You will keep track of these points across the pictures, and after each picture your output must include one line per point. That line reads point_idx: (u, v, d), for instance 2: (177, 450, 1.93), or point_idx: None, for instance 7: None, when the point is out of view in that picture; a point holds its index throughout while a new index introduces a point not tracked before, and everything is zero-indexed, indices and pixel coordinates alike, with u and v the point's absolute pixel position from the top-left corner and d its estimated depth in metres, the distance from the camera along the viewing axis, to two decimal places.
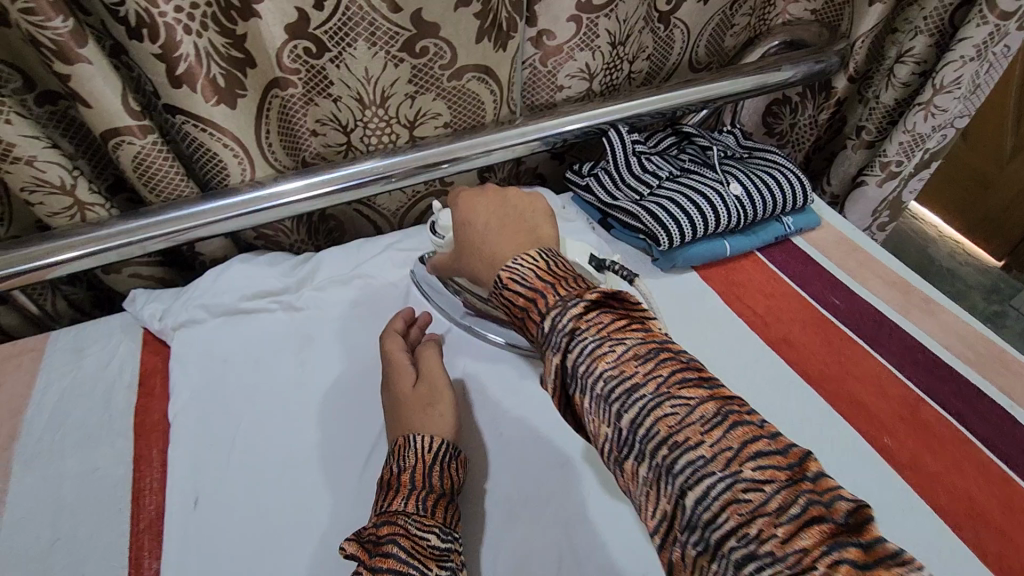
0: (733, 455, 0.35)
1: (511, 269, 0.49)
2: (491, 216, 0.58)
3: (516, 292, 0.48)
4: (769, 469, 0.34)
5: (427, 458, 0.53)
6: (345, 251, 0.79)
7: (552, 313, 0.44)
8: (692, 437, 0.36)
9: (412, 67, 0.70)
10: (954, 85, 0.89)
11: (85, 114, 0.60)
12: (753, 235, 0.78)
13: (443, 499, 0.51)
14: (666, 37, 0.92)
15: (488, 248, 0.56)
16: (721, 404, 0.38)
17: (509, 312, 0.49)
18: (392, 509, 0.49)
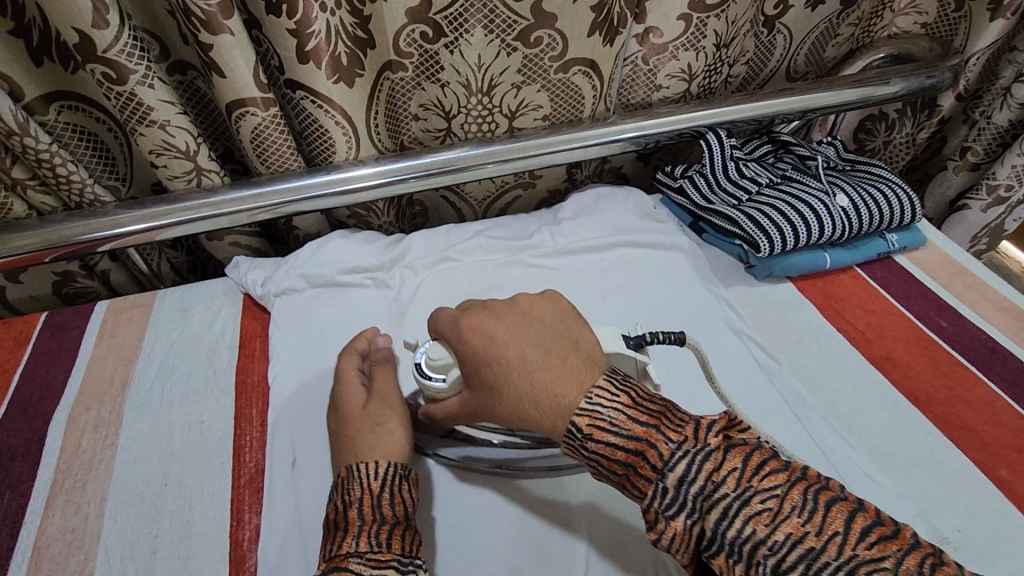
0: (843, 539, 0.34)
1: (591, 410, 0.42)
2: (521, 344, 0.48)
3: (609, 444, 0.41)
4: (772, 473, 0.38)
5: (374, 485, 0.49)
6: (436, 234, 0.80)
7: (678, 468, 0.39)
8: (726, 480, 0.38)
9: (523, 57, 0.71)
10: None
11: (217, 84, 0.63)
12: (855, 250, 0.75)
13: (398, 526, 0.47)
14: (768, 42, 0.90)
15: (532, 382, 0.46)
16: (804, 485, 0.37)
17: (600, 467, 0.43)
18: (342, 553, 0.44)
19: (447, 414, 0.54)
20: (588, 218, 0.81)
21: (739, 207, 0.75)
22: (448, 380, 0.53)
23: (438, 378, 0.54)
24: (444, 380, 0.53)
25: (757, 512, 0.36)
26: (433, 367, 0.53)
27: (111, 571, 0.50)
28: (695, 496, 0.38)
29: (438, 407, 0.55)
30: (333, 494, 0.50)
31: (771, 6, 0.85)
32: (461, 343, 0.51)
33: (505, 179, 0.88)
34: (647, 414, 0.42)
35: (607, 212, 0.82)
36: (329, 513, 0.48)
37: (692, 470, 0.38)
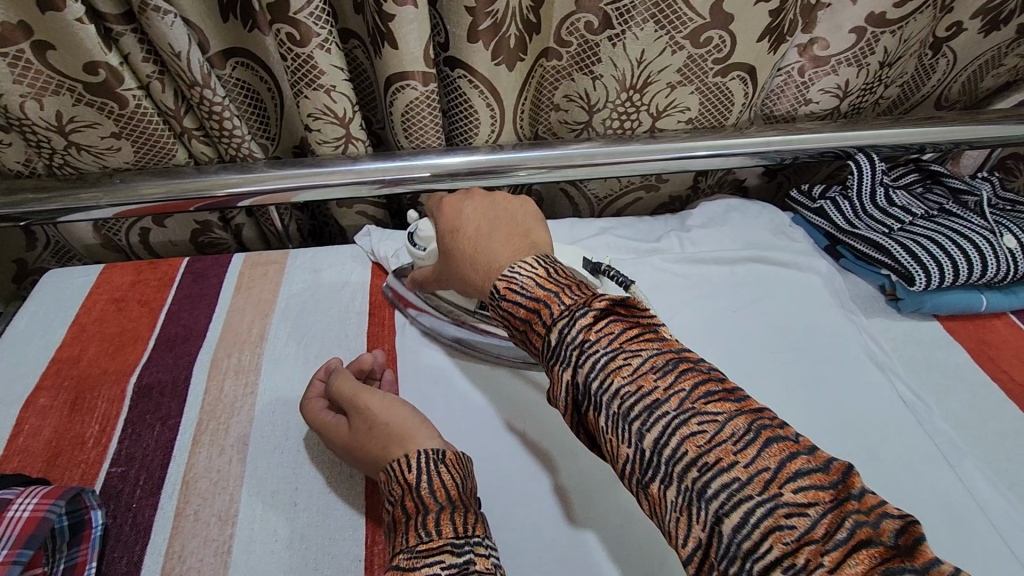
0: (685, 397, 0.38)
1: (509, 277, 0.47)
2: (480, 221, 0.54)
3: (516, 303, 0.46)
4: (811, 491, 0.34)
5: (413, 480, 0.46)
6: (561, 226, 0.80)
7: (563, 325, 0.42)
8: (724, 458, 0.35)
9: (688, 56, 0.69)
10: None
11: (387, 55, 0.64)
12: (1015, 296, 0.69)
13: (447, 510, 0.44)
14: (929, 66, 0.85)
15: (477, 249, 0.52)
16: (752, 418, 0.37)
17: (511, 325, 0.47)
18: (396, 552, 0.43)
19: (424, 278, 0.63)
20: (719, 229, 0.78)
21: (889, 235, 0.71)
22: (426, 250, 0.63)
23: (421, 247, 0.64)
24: (425, 249, 0.63)
25: (778, 527, 0.33)
26: (420, 237, 0.64)
27: (254, 516, 0.51)
28: (700, 469, 0.36)
29: (420, 271, 0.64)
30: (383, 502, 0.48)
31: (943, 29, 0.80)
32: (440, 220, 0.56)
33: (632, 179, 0.86)
34: (556, 284, 0.45)
35: (738, 223, 0.79)
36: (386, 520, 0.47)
37: (673, 430, 0.37)
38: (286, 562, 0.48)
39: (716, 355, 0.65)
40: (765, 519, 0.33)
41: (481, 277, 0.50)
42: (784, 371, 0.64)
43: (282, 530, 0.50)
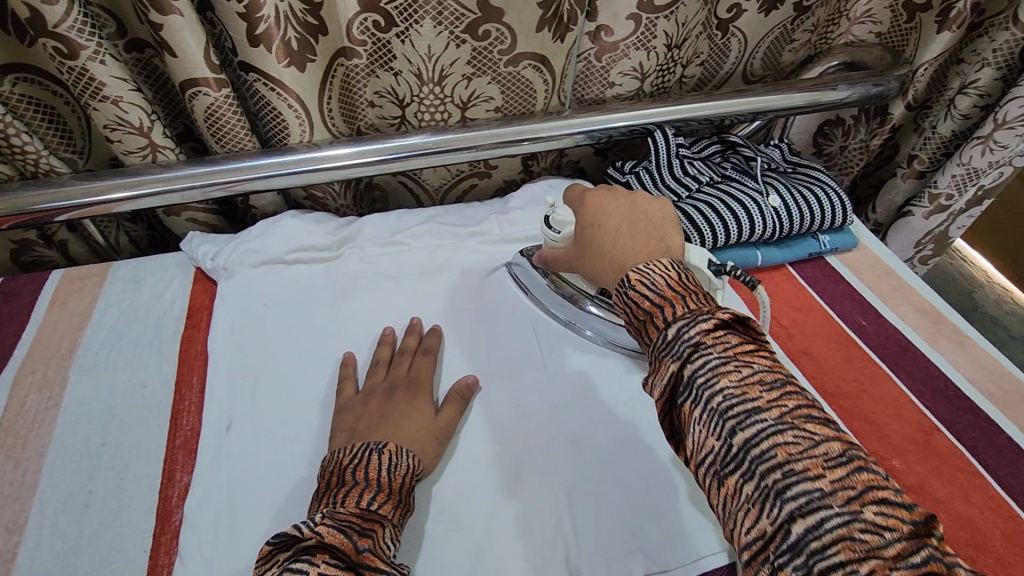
0: (788, 411, 0.39)
1: (642, 271, 0.46)
2: (621, 220, 0.53)
3: (643, 296, 0.45)
4: (815, 422, 0.39)
5: (412, 476, 0.53)
6: (387, 218, 0.83)
7: (683, 325, 0.42)
8: (752, 394, 0.40)
9: (472, 49, 0.73)
10: (1018, 121, 0.83)
11: (170, 63, 0.65)
12: (787, 249, 0.78)
13: (406, 514, 0.51)
14: (722, 45, 0.93)
15: (617, 249, 0.51)
16: (846, 445, 0.38)
17: (627, 314, 0.47)
18: (378, 511, 0.48)
19: (553, 260, 0.63)
20: (535, 209, 0.84)
21: (679, 202, 0.78)
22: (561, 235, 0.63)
23: (556, 230, 0.64)
24: (558, 233, 0.64)
25: (784, 441, 0.38)
26: (556, 221, 0.64)
27: (44, 522, 0.53)
28: (725, 396, 0.40)
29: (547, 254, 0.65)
30: (370, 451, 0.52)
31: (724, 10, 0.87)
32: (582, 210, 0.57)
33: (460, 168, 0.90)
34: (686, 286, 0.45)
35: (556, 202, 0.85)
36: (360, 464, 0.51)
37: (716, 366, 0.41)
38: (72, 560, 0.50)
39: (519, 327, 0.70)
40: (772, 438, 0.38)
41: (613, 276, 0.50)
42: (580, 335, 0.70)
43: (71, 531, 0.52)
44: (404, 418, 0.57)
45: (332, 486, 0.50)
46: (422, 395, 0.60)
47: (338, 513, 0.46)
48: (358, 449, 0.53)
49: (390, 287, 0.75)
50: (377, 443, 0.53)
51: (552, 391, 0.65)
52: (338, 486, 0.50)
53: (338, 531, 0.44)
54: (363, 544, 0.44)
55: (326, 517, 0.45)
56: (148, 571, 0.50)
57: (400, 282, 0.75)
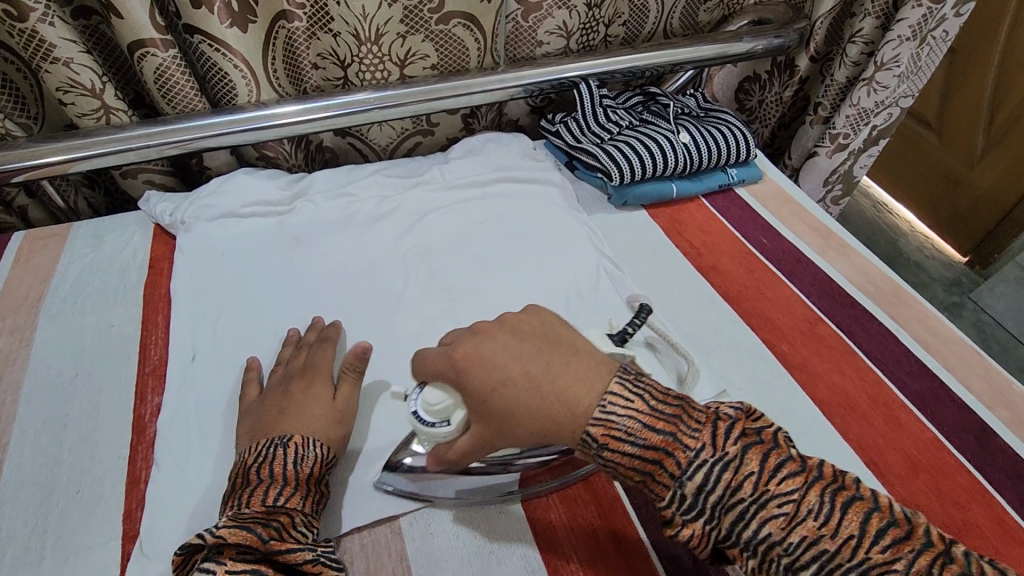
0: (857, 543, 0.37)
1: (605, 420, 0.44)
2: (521, 361, 0.48)
3: (626, 453, 0.44)
4: (893, 548, 0.37)
5: (322, 465, 0.54)
6: (337, 172, 0.89)
7: (696, 477, 0.41)
8: (810, 534, 0.38)
9: (403, 8, 0.80)
10: (893, 63, 0.95)
11: (116, 26, 0.70)
12: (699, 182, 0.87)
13: (320, 499, 0.53)
14: (642, 6, 1.01)
15: (544, 392, 0.46)
16: (821, 487, 0.40)
17: (617, 469, 0.45)
18: (284, 505, 0.49)
19: (458, 454, 0.51)
20: (474, 158, 0.91)
21: (602, 145, 0.86)
22: (451, 422, 0.51)
23: (440, 422, 0.51)
24: (447, 424, 0.51)
25: None
26: (432, 412, 0.51)
27: (24, 440, 0.58)
28: (790, 548, 0.38)
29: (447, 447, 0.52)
30: (274, 446, 0.53)
31: None
32: (461, 377, 0.49)
33: (404, 125, 0.97)
34: (664, 419, 0.44)
35: (492, 152, 0.92)
36: (264, 462, 0.52)
37: (756, 514, 0.39)
38: (55, 469, 0.56)
39: (460, 259, 0.78)
40: None
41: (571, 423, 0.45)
42: (515, 262, 0.78)
43: (51, 447, 0.57)
44: (298, 407, 0.57)
45: (238, 488, 0.50)
46: (318, 379, 0.60)
47: (242, 514, 0.47)
48: (263, 444, 0.53)
49: (340, 232, 0.80)
50: (281, 437, 0.54)
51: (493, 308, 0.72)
52: (243, 486, 0.50)
53: (240, 529, 0.45)
54: (269, 534, 0.45)
55: (230, 519, 0.46)
56: (128, 472, 0.56)
57: (349, 226, 0.81)
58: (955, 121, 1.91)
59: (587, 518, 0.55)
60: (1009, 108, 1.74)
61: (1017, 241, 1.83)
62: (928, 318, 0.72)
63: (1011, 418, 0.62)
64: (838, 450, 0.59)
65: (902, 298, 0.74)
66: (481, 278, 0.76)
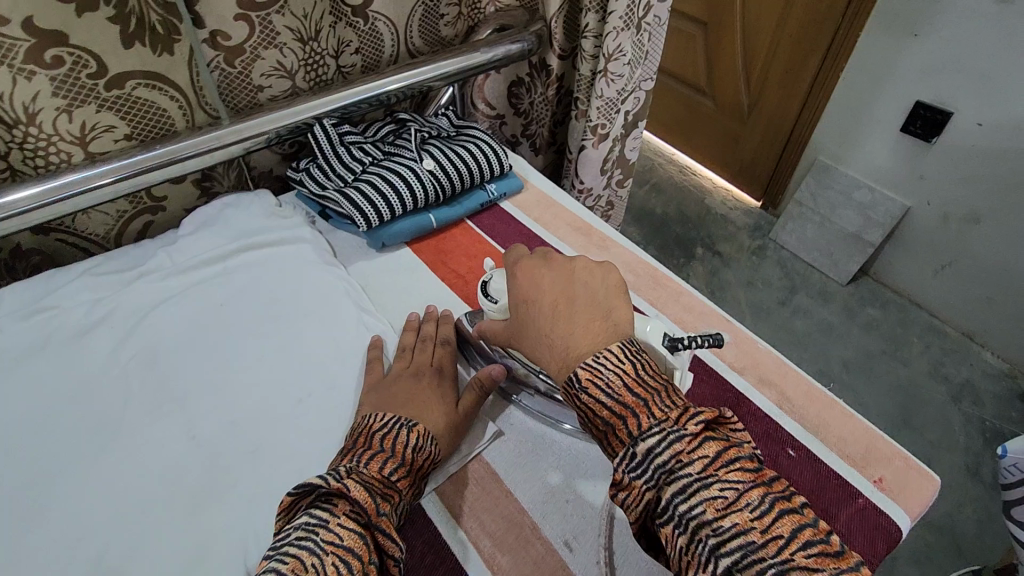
0: (784, 543, 0.38)
1: (593, 369, 0.48)
2: (559, 297, 0.54)
3: (600, 401, 0.46)
4: (818, 558, 0.38)
5: (432, 459, 0.55)
6: (29, 284, 0.73)
7: (648, 439, 0.43)
8: (742, 524, 0.39)
9: (50, 79, 0.66)
10: (619, 53, 0.98)
11: None
12: (458, 205, 0.84)
13: (420, 487, 0.53)
14: (371, 31, 0.96)
15: (556, 330, 0.52)
16: (766, 491, 0.41)
17: (588, 419, 0.48)
18: (393, 481, 0.50)
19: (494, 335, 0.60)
20: (208, 229, 0.80)
21: (346, 187, 0.80)
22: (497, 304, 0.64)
23: (493, 301, 0.65)
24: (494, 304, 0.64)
25: None
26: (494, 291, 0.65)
27: None
28: (718, 531, 0.39)
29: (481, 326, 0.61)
30: (400, 424, 0.54)
31: None
32: (514, 283, 0.57)
33: (119, 206, 0.83)
34: (643, 386, 0.46)
35: (230, 218, 0.81)
36: (389, 433, 0.53)
37: (695, 491, 0.41)
38: None
39: (197, 354, 0.67)
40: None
41: (560, 369, 0.50)
42: (263, 342, 0.68)
43: None
44: (426, 403, 0.58)
45: (359, 446, 0.52)
46: (444, 385, 0.62)
47: (365, 473, 0.49)
48: (388, 416, 0.55)
49: (33, 359, 0.65)
50: (409, 417, 0.56)
51: (240, 403, 0.63)
52: (364, 447, 0.52)
53: (364, 488, 0.46)
54: (381, 507, 0.46)
55: (358, 474, 0.48)
56: None
57: (47, 348, 0.66)
58: (722, 85, 2.11)
59: None
60: (758, 67, 1.96)
61: (793, 181, 2.05)
62: (684, 297, 0.74)
63: (759, 377, 0.65)
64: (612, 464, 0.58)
65: (660, 283, 0.76)
66: (221, 371, 0.65)
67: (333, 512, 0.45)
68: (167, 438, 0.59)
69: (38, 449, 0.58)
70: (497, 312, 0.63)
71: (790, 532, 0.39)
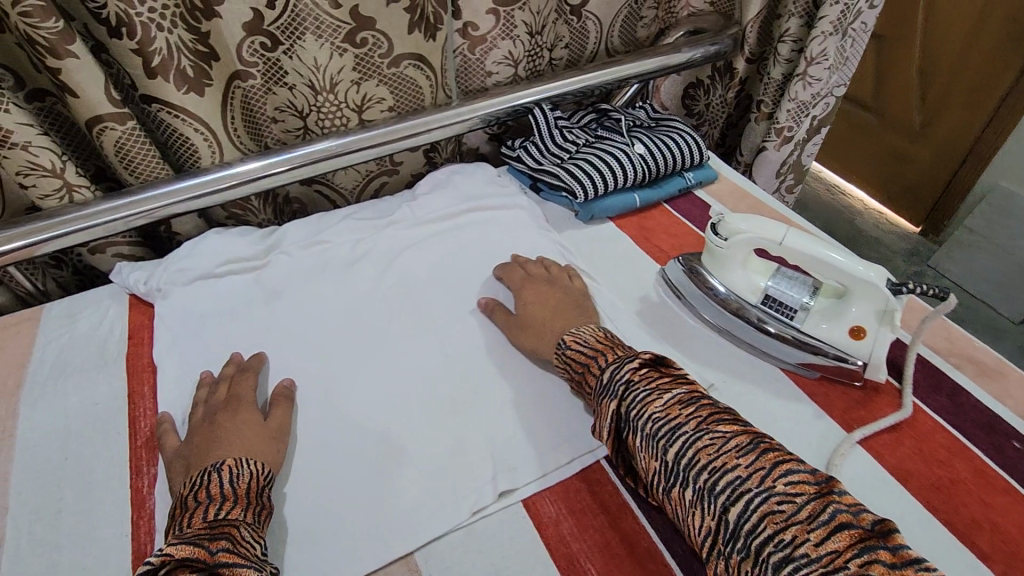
0: (702, 421, 0.53)
1: (574, 335, 0.66)
2: (554, 295, 0.73)
3: (579, 353, 0.64)
4: (728, 427, 0.52)
5: (259, 479, 0.56)
6: (306, 222, 0.89)
7: (610, 370, 0.60)
8: (672, 412, 0.54)
9: (354, 56, 0.82)
10: (822, 57, 1.00)
11: (73, 104, 0.70)
12: (659, 189, 0.91)
13: (264, 513, 0.54)
14: (580, 28, 1.06)
15: (556, 315, 0.70)
16: (694, 395, 0.56)
17: (570, 371, 0.64)
18: (226, 518, 0.51)
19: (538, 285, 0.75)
20: (441, 191, 0.93)
21: (563, 164, 0.89)
22: (727, 240, 0.67)
23: (721, 237, 0.68)
24: (722, 238, 0.67)
25: (705, 447, 0.51)
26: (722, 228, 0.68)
27: (21, 531, 0.57)
28: (655, 421, 0.54)
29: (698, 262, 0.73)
30: (209, 471, 0.54)
31: None
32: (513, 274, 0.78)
33: (368, 167, 0.98)
34: (609, 343, 0.64)
35: (459, 183, 0.94)
36: (201, 487, 0.53)
37: (641, 398, 0.55)
38: (54, 559, 0.55)
39: (442, 290, 0.79)
40: (698, 444, 0.51)
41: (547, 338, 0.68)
42: (494, 288, 0.79)
43: (44, 536, 0.57)
44: (235, 431, 0.59)
45: (181, 510, 0.52)
46: (245, 408, 0.62)
47: (187, 533, 0.49)
48: (196, 474, 0.55)
49: (318, 279, 0.81)
50: (214, 464, 0.55)
51: (479, 334, 0.74)
52: (187, 507, 0.52)
53: (186, 547, 0.47)
54: (215, 548, 0.47)
55: (177, 537, 0.48)
56: (132, 548, 0.56)
57: (327, 273, 0.82)
58: (894, 100, 2.00)
59: (598, 528, 0.56)
60: (940, 83, 1.85)
61: (964, 207, 1.91)
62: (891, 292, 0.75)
63: (976, 372, 0.66)
64: (827, 429, 0.62)
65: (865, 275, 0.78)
66: (463, 306, 0.77)
67: (217, 549, 0.47)
68: (425, 353, 0.71)
69: (326, 350, 0.72)
70: (724, 248, 0.67)
71: (704, 413, 0.54)
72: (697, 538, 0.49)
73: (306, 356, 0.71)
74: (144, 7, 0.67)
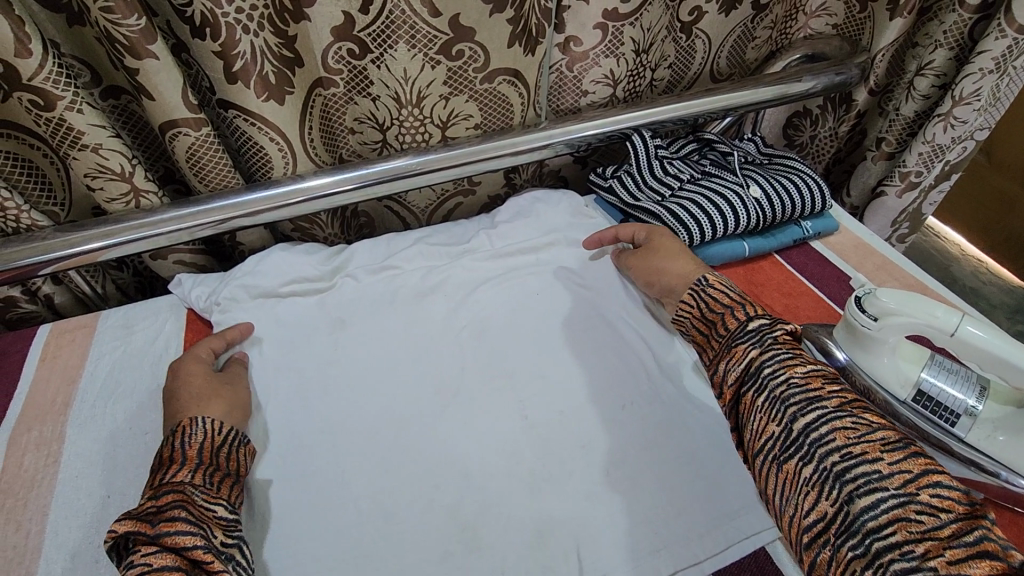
0: (843, 402, 0.48)
1: (719, 280, 0.64)
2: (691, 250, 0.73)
3: (722, 292, 0.62)
4: (875, 418, 0.47)
5: (216, 438, 0.55)
6: (377, 244, 0.82)
7: (756, 321, 0.58)
8: (813, 384, 0.50)
9: (447, 69, 0.75)
10: (974, 97, 0.87)
11: (148, 106, 0.64)
12: (772, 237, 0.80)
13: (230, 476, 0.54)
14: (688, 47, 0.95)
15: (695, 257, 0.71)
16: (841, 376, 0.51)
17: (705, 308, 0.62)
18: (176, 481, 0.50)
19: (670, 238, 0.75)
20: (523, 220, 0.84)
21: (664, 202, 0.80)
22: (876, 325, 0.56)
23: (867, 318, 0.57)
24: (871, 321, 0.56)
25: (845, 427, 0.46)
26: (869, 305, 0.57)
27: None
28: (792, 385, 0.50)
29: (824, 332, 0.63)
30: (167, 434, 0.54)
31: (687, 13, 0.90)
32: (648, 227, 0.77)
33: (445, 187, 0.91)
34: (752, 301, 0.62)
35: (542, 213, 0.85)
36: (160, 454, 0.53)
37: (782, 360, 0.53)
38: None
39: (523, 336, 0.71)
40: (834, 424, 0.46)
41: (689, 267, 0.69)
42: (581, 339, 0.71)
43: None
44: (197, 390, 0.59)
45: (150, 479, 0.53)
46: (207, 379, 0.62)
47: (139, 505, 0.48)
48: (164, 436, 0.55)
49: (384, 310, 0.74)
50: (173, 427, 0.55)
51: (562, 396, 0.65)
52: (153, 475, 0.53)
53: (130, 521, 0.46)
54: (159, 519, 0.46)
55: (126, 513, 0.47)
56: None
57: (395, 304, 0.74)
58: None
59: None
60: None
61: None
62: None
63: None
64: None
65: None
66: (546, 359, 0.68)
67: (161, 520, 0.46)
68: (500, 413, 0.63)
69: (390, 398, 0.65)
70: (873, 333, 0.56)
71: (851, 397, 0.49)
72: (804, 521, 0.45)
73: (368, 402, 0.64)
74: (231, 6, 0.60)
